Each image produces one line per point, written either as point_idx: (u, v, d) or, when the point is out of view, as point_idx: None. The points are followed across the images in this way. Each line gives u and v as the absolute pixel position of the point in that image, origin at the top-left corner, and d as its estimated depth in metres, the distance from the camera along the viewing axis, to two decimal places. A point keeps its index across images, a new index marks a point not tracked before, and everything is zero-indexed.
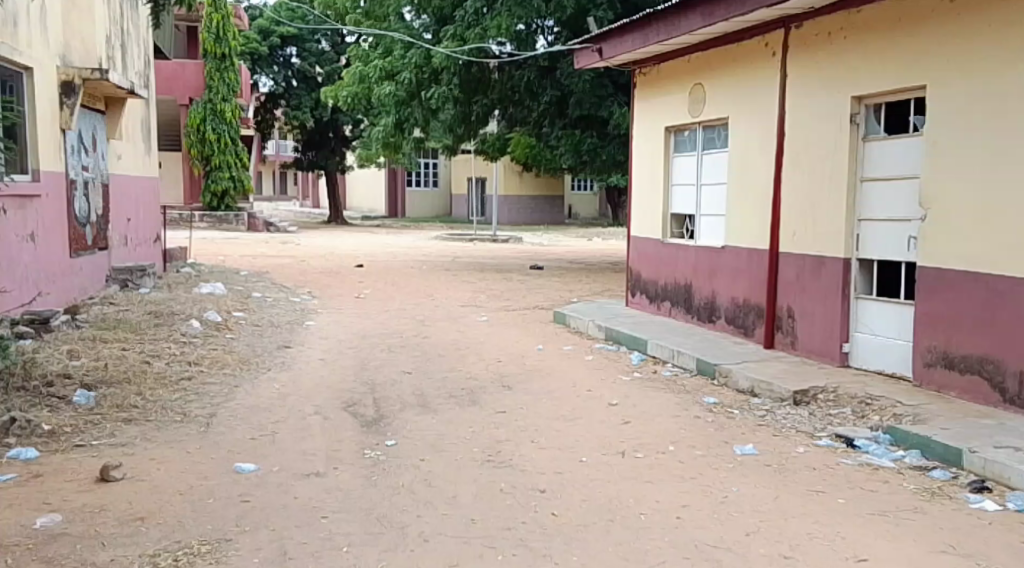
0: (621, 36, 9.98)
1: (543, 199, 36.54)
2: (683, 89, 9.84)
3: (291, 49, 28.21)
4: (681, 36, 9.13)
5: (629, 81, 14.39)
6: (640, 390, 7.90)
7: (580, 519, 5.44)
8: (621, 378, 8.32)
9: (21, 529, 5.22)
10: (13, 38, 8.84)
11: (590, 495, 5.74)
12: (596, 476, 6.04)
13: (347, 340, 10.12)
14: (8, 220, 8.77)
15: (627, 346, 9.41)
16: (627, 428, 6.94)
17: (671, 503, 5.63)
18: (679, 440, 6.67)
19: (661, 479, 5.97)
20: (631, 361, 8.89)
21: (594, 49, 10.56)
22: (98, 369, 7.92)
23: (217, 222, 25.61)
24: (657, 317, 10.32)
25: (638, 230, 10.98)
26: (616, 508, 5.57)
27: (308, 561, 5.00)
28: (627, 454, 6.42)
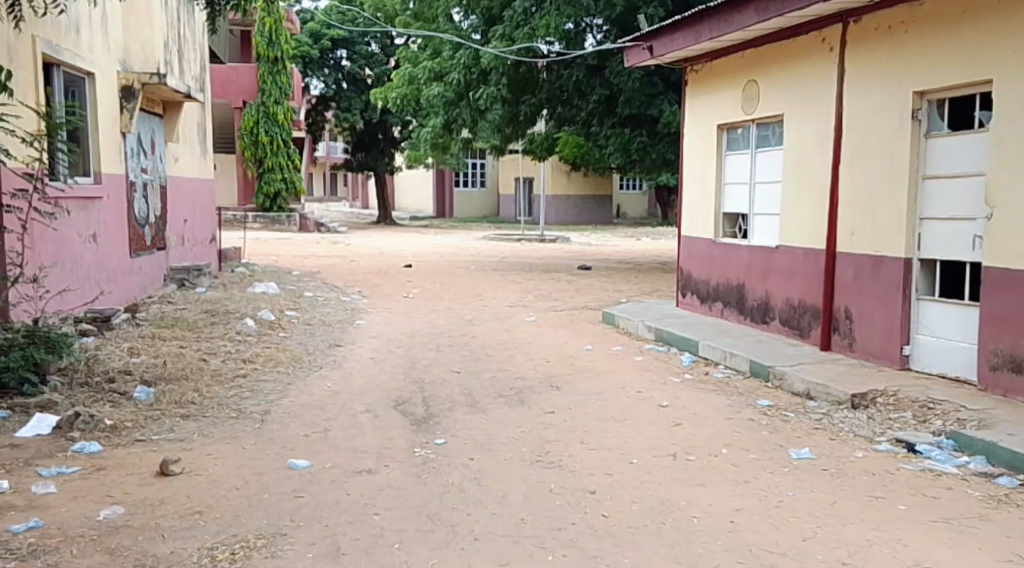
0: (672, 34, 9.96)
1: (591, 198, 36.51)
2: (736, 86, 9.79)
3: (341, 52, 28.52)
4: (733, 33, 9.09)
5: (679, 79, 14.36)
6: (691, 391, 7.88)
7: (631, 520, 5.45)
8: (672, 379, 8.30)
9: (85, 521, 5.35)
10: (76, 45, 9.06)
11: (641, 497, 5.75)
12: (648, 478, 6.04)
13: (398, 339, 10.21)
14: (72, 220, 8.96)
15: (678, 347, 9.38)
16: (678, 430, 6.93)
17: (724, 507, 5.61)
18: (732, 442, 6.65)
19: (713, 482, 5.96)
20: (683, 362, 8.86)
21: (645, 46, 10.54)
22: (157, 365, 8.08)
23: (269, 222, 25.94)
24: (708, 318, 10.28)
25: (689, 229, 10.95)
26: (669, 510, 5.58)
27: (362, 558, 5.07)
28: (679, 456, 6.41)
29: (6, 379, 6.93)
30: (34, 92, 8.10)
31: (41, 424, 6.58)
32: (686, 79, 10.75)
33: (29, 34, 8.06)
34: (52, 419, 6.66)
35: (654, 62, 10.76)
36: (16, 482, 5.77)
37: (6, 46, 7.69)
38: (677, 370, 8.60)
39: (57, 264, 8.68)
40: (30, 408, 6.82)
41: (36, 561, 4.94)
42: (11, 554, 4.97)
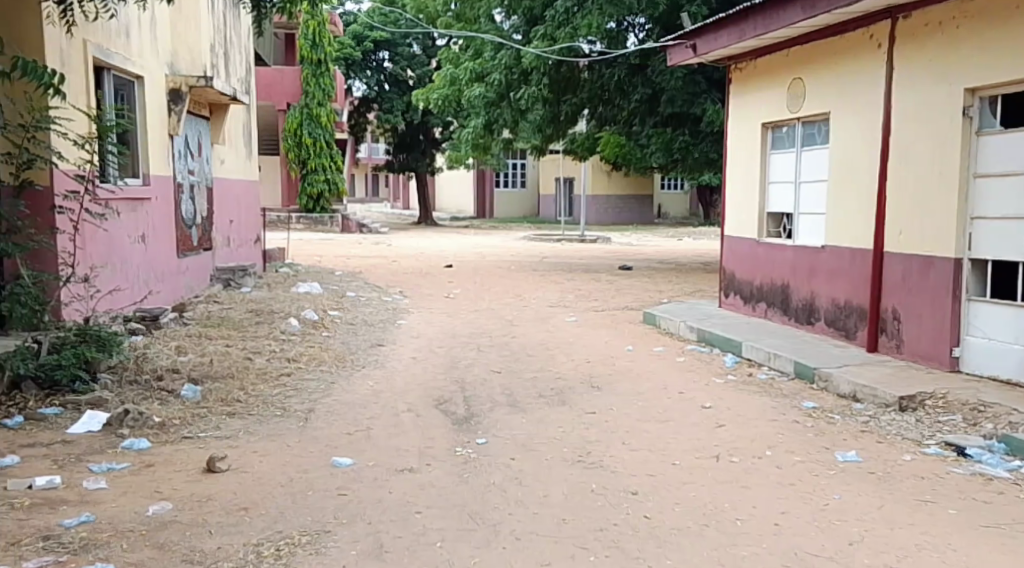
0: (716, 31, 9.91)
1: (632, 198, 36.41)
2: (781, 83, 9.71)
3: (383, 54, 28.72)
4: (778, 31, 9.02)
5: (722, 78, 14.28)
6: (734, 393, 7.83)
7: (674, 522, 5.43)
8: (715, 381, 8.25)
9: (135, 516, 5.43)
10: (126, 48, 9.21)
11: (684, 499, 5.73)
12: (691, 479, 6.02)
13: (438, 339, 10.26)
14: (121, 221, 9.11)
15: (720, 348, 9.33)
16: (721, 431, 6.89)
17: (769, 509, 5.58)
18: (776, 444, 6.61)
19: (758, 485, 5.92)
20: (726, 363, 8.81)
21: (688, 45, 10.50)
22: (204, 364, 8.19)
23: (312, 223, 26.21)
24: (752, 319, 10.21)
25: (732, 229, 10.88)
26: (712, 511, 5.56)
27: (405, 555, 5.11)
28: (722, 458, 6.38)
29: (59, 376, 7.08)
30: (85, 96, 8.25)
31: (92, 421, 6.71)
32: (730, 78, 10.70)
33: (81, 38, 8.21)
34: (103, 416, 6.78)
35: (697, 61, 10.71)
36: (67, 477, 5.88)
37: (59, 50, 7.83)
38: (720, 371, 8.56)
39: (108, 264, 8.84)
40: (82, 405, 6.95)
41: (88, 554, 5.02)
42: (63, 548, 5.06)
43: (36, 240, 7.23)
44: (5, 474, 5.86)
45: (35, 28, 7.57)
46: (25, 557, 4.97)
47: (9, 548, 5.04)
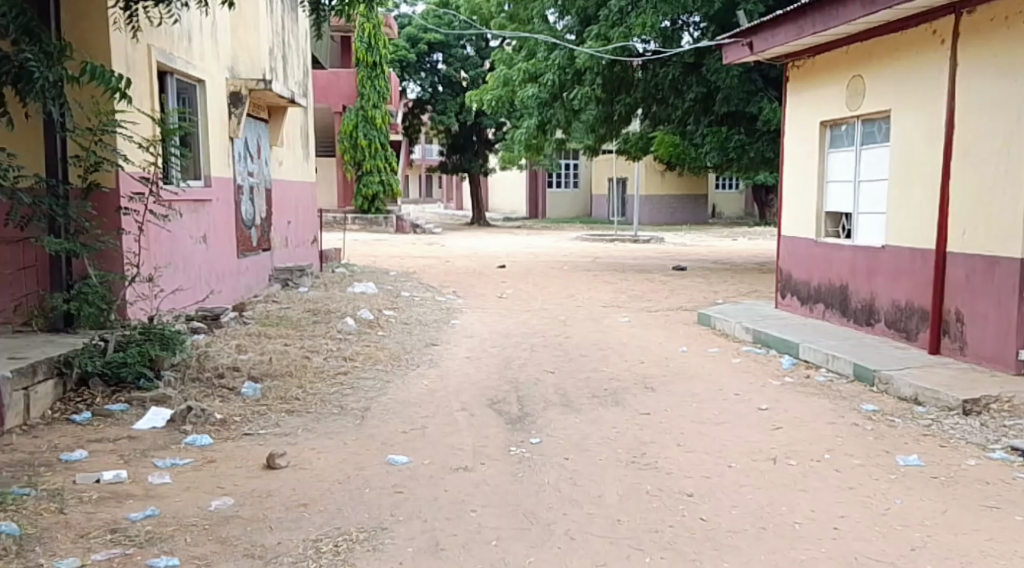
0: (773, 28, 9.82)
1: (687, 198, 36.17)
2: (841, 80, 9.59)
3: (437, 56, 28.91)
4: (837, 27, 8.93)
5: (779, 76, 14.15)
6: (791, 395, 7.76)
7: (731, 525, 5.41)
8: (772, 382, 8.17)
9: (198, 511, 5.55)
10: (188, 52, 9.38)
11: (741, 501, 5.69)
12: (747, 481, 5.98)
13: (492, 339, 10.30)
14: (183, 223, 9.28)
15: (777, 349, 9.25)
16: (778, 433, 6.84)
17: (828, 513, 5.52)
18: (835, 446, 6.54)
19: (816, 488, 5.86)
20: (783, 364, 8.73)
21: (744, 43, 10.43)
22: (264, 362, 8.33)
23: (368, 224, 26.54)
24: (810, 320, 10.11)
25: (790, 228, 10.77)
26: (769, 514, 5.52)
27: (461, 553, 5.15)
28: (779, 460, 6.32)
29: (124, 373, 7.24)
30: (149, 100, 8.44)
31: (156, 418, 6.85)
32: (787, 75, 10.59)
33: (145, 44, 8.39)
34: (167, 412, 6.93)
35: (754, 59, 10.61)
36: (132, 472, 6.02)
37: (124, 55, 8.01)
38: (777, 373, 8.49)
39: (171, 264, 9.02)
40: (147, 402, 7.11)
41: (153, 548, 5.13)
42: (130, 540, 5.18)
43: (102, 240, 7.41)
44: (74, 467, 6.01)
45: (102, 35, 7.76)
46: (93, 549, 5.09)
47: (79, 540, 5.16)
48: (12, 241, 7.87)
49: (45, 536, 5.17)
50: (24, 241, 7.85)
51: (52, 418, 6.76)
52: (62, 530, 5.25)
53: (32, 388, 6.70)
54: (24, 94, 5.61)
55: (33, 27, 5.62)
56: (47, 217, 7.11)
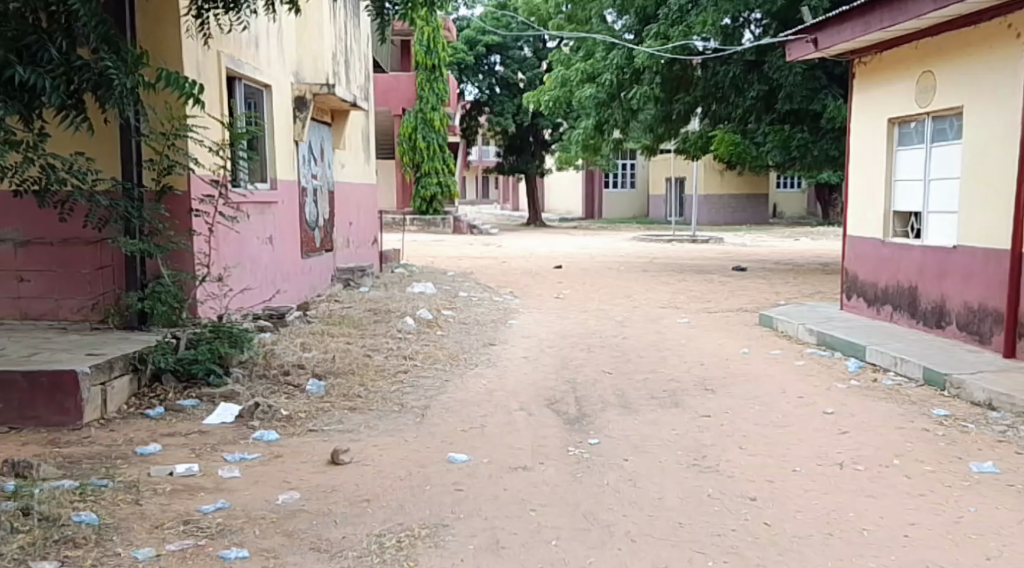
0: (839, 24, 9.75)
1: (746, 197, 35.88)
2: (910, 77, 9.48)
3: (494, 58, 29.10)
4: (905, 23, 8.84)
5: (843, 73, 14.04)
6: (857, 399, 7.70)
7: (795, 530, 5.40)
8: (837, 386, 8.12)
9: (266, 504, 5.69)
10: (255, 58, 9.60)
11: (806, 506, 5.68)
12: (812, 486, 5.97)
13: (550, 339, 10.36)
14: (251, 224, 9.50)
15: (842, 351, 9.18)
16: (844, 438, 6.80)
17: (897, 520, 5.49)
18: (903, 452, 6.49)
19: (885, 494, 5.83)
20: (849, 367, 8.66)
21: (809, 39, 10.38)
22: (328, 360, 8.49)
23: (426, 225, 26.83)
24: (877, 321, 10.01)
25: (856, 228, 10.66)
26: (835, 520, 5.50)
27: (521, 552, 5.21)
28: (846, 465, 6.29)
29: (195, 369, 7.44)
30: (219, 104, 8.66)
31: (226, 413, 7.04)
32: (854, 72, 10.50)
33: (215, 50, 8.62)
34: (236, 408, 7.11)
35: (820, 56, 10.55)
36: (204, 466, 6.20)
37: (195, 61, 8.24)
38: (843, 376, 8.42)
39: (239, 265, 9.24)
40: (216, 398, 7.30)
41: (224, 539, 5.27)
42: (202, 532, 5.32)
43: (175, 242, 7.66)
44: (149, 461, 6.20)
45: (175, 41, 7.97)
46: (167, 539, 5.23)
47: (154, 530, 5.31)
48: (90, 242, 8.18)
49: (121, 525, 5.33)
50: (101, 242, 8.13)
51: (127, 413, 6.97)
52: (138, 520, 5.41)
53: (109, 383, 6.91)
54: (104, 102, 5.51)
55: (112, 36, 5.58)
56: (123, 219, 7.30)
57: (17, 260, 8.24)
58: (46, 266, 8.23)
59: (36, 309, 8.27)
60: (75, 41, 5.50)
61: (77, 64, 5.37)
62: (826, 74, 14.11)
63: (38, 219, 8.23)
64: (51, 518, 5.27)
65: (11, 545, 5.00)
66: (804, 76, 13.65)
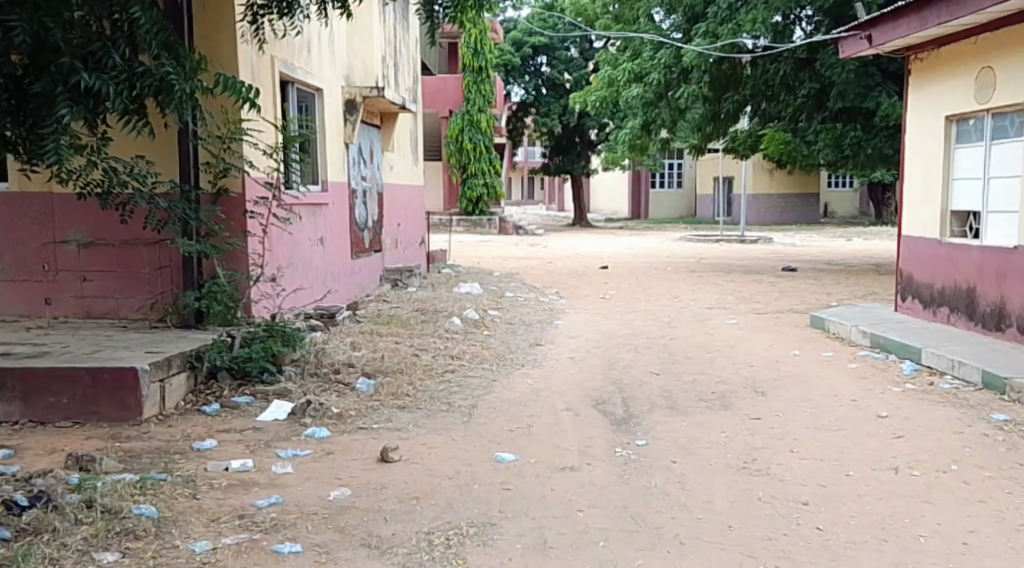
0: (895, 20, 9.68)
1: (796, 197, 35.57)
2: (968, 73, 9.38)
3: (541, 58, 29.22)
4: (964, 18, 8.75)
5: (898, 70, 13.92)
6: (912, 402, 7.64)
7: (848, 535, 5.40)
8: (892, 389, 8.07)
9: (318, 500, 5.81)
10: (307, 62, 9.77)
11: (860, 511, 5.67)
12: (866, 491, 5.95)
13: (597, 339, 10.41)
14: (303, 225, 9.66)
15: (897, 354, 9.11)
16: (899, 442, 6.76)
17: (954, 527, 5.47)
18: (961, 458, 6.44)
19: (941, 500, 5.80)
20: (903, 371, 8.60)
21: (863, 36, 10.31)
22: (378, 359, 8.62)
23: (472, 226, 27.00)
24: (933, 323, 9.92)
25: (911, 228, 10.58)
26: (890, 526, 5.49)
27: (569, 552, 5.26)
28: (901, 470, 6.26)
29: (249, 368, 7.61)
30: (273, 108, 8.84)
31: (279, 410, 7.18)
32: (909, 69, 10.41)
33: (269, 54, 8.80)
34: (288, 406, 7.25)
35: (874, 52, 10.47)
36: (258, 461, 6.33)
37: (250, 66, 8.42)
38: (899, 379, 8.35)
39: (292, 265, 9.42)
40: (269, 395, 7.46)
41: (278, 534, 5.39)
42: (256, 526, 5.44)
43: (230, 243, 7.84)
44: (205, 455, 6.36)
45: (232, 45, 8.15)
46: (223, 533, 5.36)
47: (210, 524, 5.44)
48: (151, 243, 8.41)
49: (180, 519, 5.47)
50: (161, 242, 8.37)
51: (184, 409, 7.15)
52: (195, 514, 5.55)
53: (167, 380, 7.09)
54: (165, 106, 5.69)
55: (172, 43, 5.77)
56: (181, 221, 7.49)
57: (80, 261, 8.47)
58: (108, 266, 8.46)
59: (98, 308, 8.50)
60: (137, 48, 5.65)
61: (139, 71, 5.53)
62: (880, 72, 13.99)
63: (99, 220, 8.44)
64: (113, 511, 5.43)
65: (75, 536, 5.16)
66: (857, 74, 13.55)
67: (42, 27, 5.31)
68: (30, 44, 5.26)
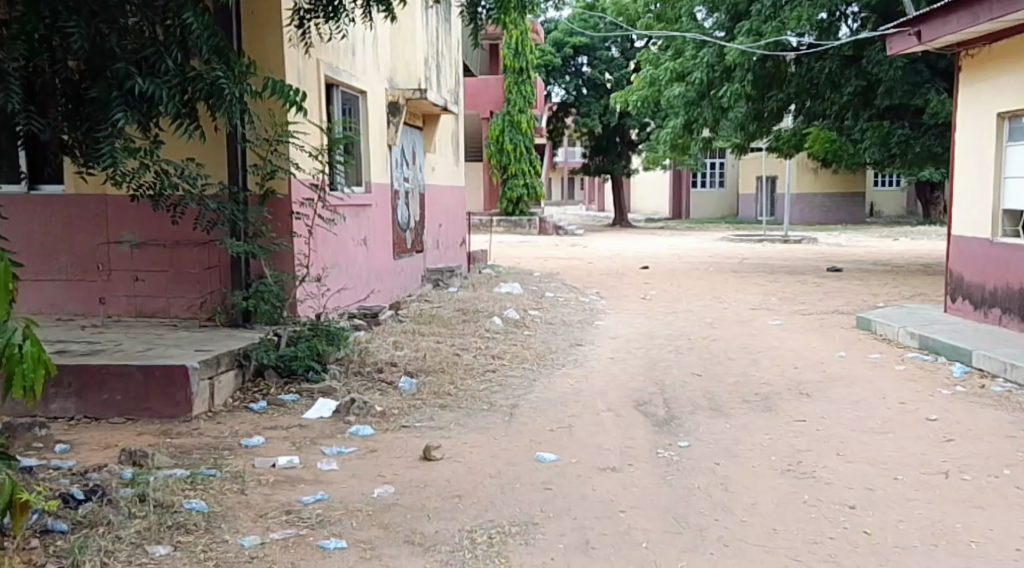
0: (945, 16, 9.59)
1: (841, 196, 35.26)
2: (1021, 70, 9.28)
3: (582, 58, 29.24)
4: (1018, 13, 8.65)
5: (948, 66, 13.77)
6: (962, 405, 7.59)
7: (897, 540, 5.38)
8: (942, 392, 8.00)
9: (362, 497, 5.90)
10: (352, 66, 9.90)
11: (909, 516, 5.65)
12: (915, 495, 5.92)
13: (638, 339, 10.43)
14: (347, 226, 9.79)
15: (946, 356, 9.04)
16: (949, 446, 6.72)
17: (1006, 533, 5.43)
18: (1014, 462, 6.38)
19: (994, 505, 5.76)
20: (953, 373, 8.52)
21: (912, 32, 10.23)
22: (421, 359, 8.72)
23: (512, 227, 27.10)
24: (984, 325, 9.81)
25: (961, 228, 10.49)
26: (940, 531, 5.46)
27: (612, 552, 5.30)
28: (952, 475, 6.23)
29: (295, 366, 7.75)
30: (318, 111, 8.98)
31: (324, 408, 7.30)
32: (960, 65, 10.31)
33: (315, 58, 8.94)
34: (333, 404, 7.36)
35: (923, 49, 10.38)
36: (304, 458, 6.45)
37: (297, 70, 8.57)
38: (949, 382, 8.28)
39: (337, 265, 9.55)
40: (315, 393, 7.59)
41: (324, 530, 5.48)
42: (303, 522, 5.54)
43: (277, 243, 7.97)
44: (253, 452, 6.48)
45: (281, 49, 8.29)
46: (271, 528, 5.46)
47: (259, 519, 5.55)
48: (200, 243, 8.59)
49: (229, 514, 5.58)
50: (210, 243, 8.54)
51: (232, 406, 7.30)
52: (244, 509, 5.66)
53: (216, 378, 7.24)
54: (214, 109, 5.83)
55: (222, 48, 5.87)
56: (230, 222, 7.64)
57: (132, 261, 8.66)
58: (159, 267, 8.65)
59: (150, 308, 8.69)
60: (189, 53, 5.77)
61: (191, 75, 5.67)
62: (929, 68, 13.86)
63: (150, 222, 8.61)
64: (165, 505, 5.56)
65: (129, 529, 5.28)
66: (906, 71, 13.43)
67: (98, 33, 5.46)
68: (87, 49, 5.41)
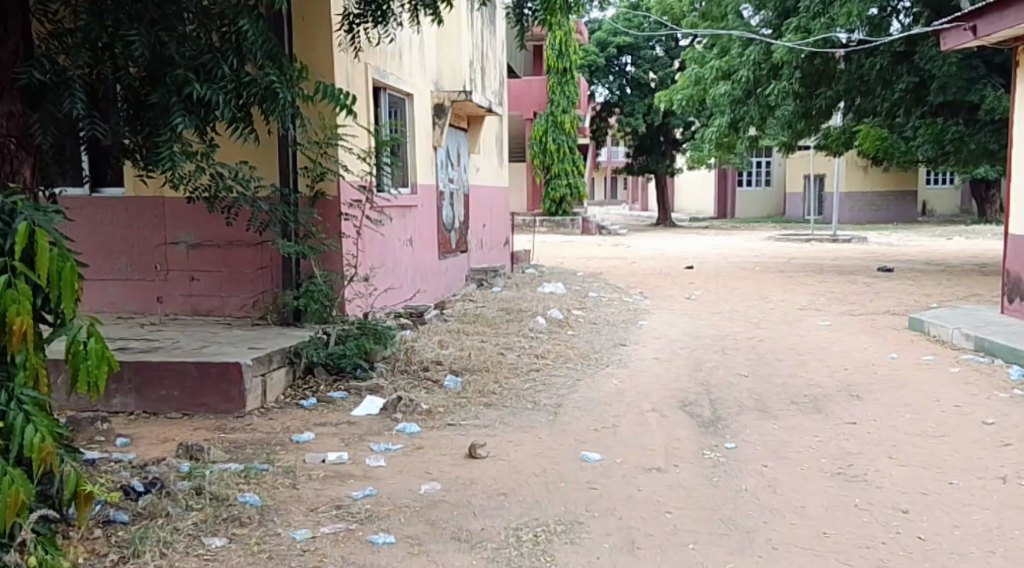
0: (1002, 10, 9.48)
1: (890, 194, 34.86)
2: None
3: (626, 58, 29.29)
4: None
5: (1003, 62, 13.61)
6: (1018, 409, 7.53)
7: (953, 545, 5.38)
8: (999, 395, 7.94)
9: (410, 493, 6.02)
10: (399, 68, 10.04)
11: (964, 522, 5.64)
12: (971, 501, 5.91)
13: (684, 339, 10.46)
14: (394, 226, 9.94)
15: (1004, 358, 8.95)
16: (1006, 451, 6.67)
17: None
18: None
19: None
20: (1010, 376, 8.45)
21: (968, 27, 10.13)
22: (465, 357, 8.84)
23: (555, 226, 27.14)
24: None
25: (1019, 228, 10.37)
26: (998, 537, 5.45)
27: (658, 553, 5.36)
28: (1009, 480, 6.20)
29: (344, 364, 7.92)
30: (365, 114, 9.14)
31: (371, 406, 7.43)
32: (1016, 61, 10.16)
33: (364, 62, 9.09)
34: (380, 402, 7.49)
35: (979, 44, 10.28)
36: (353, 454, 6.58)
37: (346, 73, 8.73)
38: (1006, 385, 8.21)
39: (383, 266, 9.69)
40: (362, 390, 7.73)
41: (374, 524, 5.61)
42: (352, 517, 5.67)
43: (327, 244, 8.12)
44: (304, 447, 6.63)
45: (331, 54, 8.45)
46: (322, 523, 5.59)
47: (310, 514, 5.69)
48: (253, 244, 8.78)
49: (281, 508, 5.73)
50: (263, 243, 8.73)
51: (284, 403, 7.46)
52: (295, 504, 5.80)
53: (268, 375, 7.41)
54: (268, 113, 5.97)
55: (276, 53, 6.01)
56: (281, 223, 7.81)
57: (188, 261, 8.88)
58: (213, 266, 8.85)
59: (205, 306, 8.90)
60: (244, 58, 5.93)
61: (246, 80, 5.82)
62: (985, 64, 13.70)
63: (205, 223, 8.82)
64: (220, 498, 5.72)
65: (186, 521, 5.44)
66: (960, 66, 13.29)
67: (158, 41, 5.63)
68: (147, 56, 5.58)
